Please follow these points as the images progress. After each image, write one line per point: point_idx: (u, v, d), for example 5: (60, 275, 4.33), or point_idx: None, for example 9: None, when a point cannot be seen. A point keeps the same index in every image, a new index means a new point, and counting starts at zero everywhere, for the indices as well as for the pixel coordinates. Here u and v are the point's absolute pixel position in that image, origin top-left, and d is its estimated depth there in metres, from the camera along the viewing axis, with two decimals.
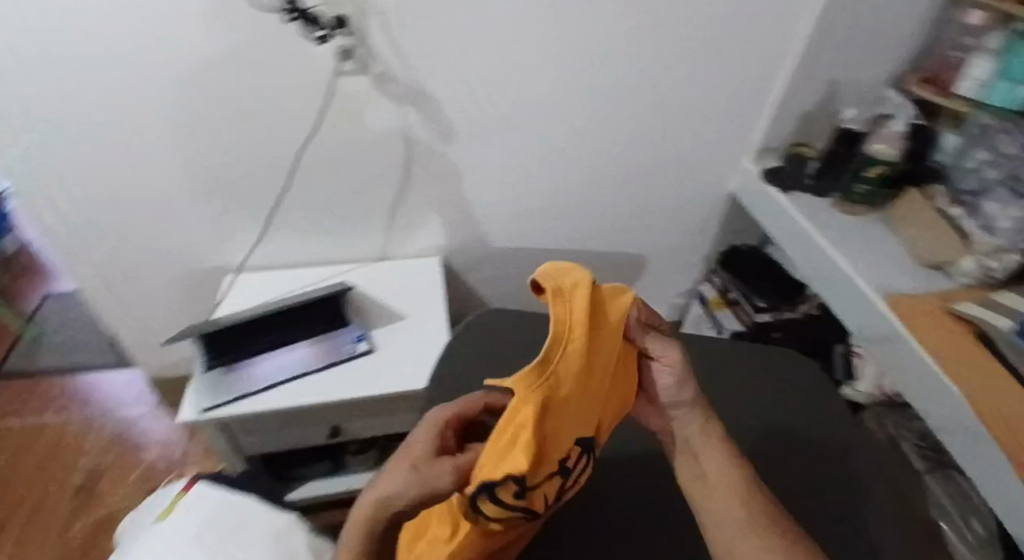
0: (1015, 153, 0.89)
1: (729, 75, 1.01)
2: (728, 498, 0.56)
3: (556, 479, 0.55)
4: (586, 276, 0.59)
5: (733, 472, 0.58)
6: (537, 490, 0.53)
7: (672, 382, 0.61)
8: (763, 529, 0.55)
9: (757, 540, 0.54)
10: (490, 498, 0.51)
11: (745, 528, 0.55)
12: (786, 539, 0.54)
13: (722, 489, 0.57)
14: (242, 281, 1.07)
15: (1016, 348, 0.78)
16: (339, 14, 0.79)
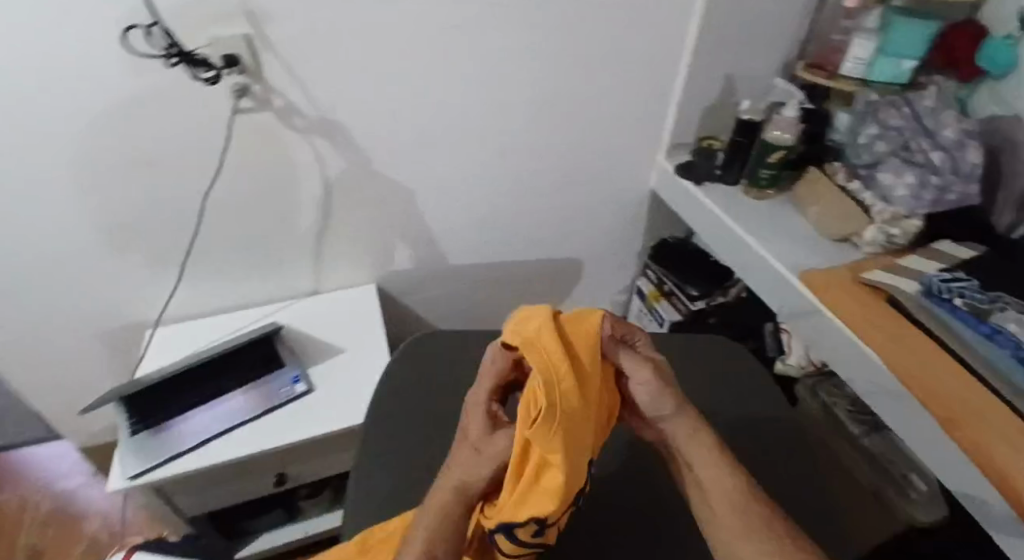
0: (900, 125, 0.94)
1: (631, 77, 1.04)
2: (725, 506, 0.57)
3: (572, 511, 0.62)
4: (547, 317, 0.61)
5: (729, 479, 0.59)
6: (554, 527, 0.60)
7: (648, 396, 0.61)
8: (764, 531, 0.56)
9: (757, 543, 0.56)
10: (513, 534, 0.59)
11: (741, 533, 0.56)
12: (786, 538, 0.56)
13: (720, 498, 0.58)
14: (166, 335, 1.04)
15: (922, 308, 0.82)
16: (231, 53, 0.77)
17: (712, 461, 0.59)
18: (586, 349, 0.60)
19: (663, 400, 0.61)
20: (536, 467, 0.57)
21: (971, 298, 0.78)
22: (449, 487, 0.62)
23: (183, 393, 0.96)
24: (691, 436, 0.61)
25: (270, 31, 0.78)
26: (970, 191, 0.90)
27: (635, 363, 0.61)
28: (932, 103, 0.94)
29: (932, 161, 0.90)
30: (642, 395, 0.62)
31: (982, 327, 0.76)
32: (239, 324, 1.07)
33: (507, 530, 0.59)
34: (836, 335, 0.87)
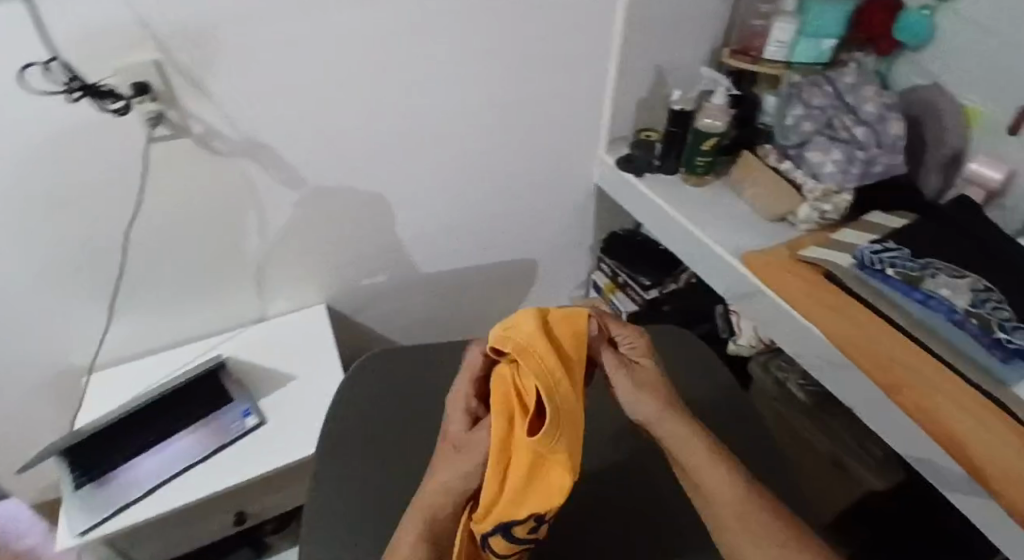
0: (822, 104, 0.96)
1: (562, 75, 1.04)
2: (730, 513, 0.58)
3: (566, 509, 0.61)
4: (536, 318, 0.60)
5: (728, 484, 0.59)
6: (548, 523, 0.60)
7: (635, 401, 0.60)
8: (767, 535, 0.58)
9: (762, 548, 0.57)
10: (512, 532, 0.58)
11: (747, 535, 0.58)
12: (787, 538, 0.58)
13: (723, 504, 0.59)
14: (106, 379, 1.00)
15: (860, 281, 0.85)
16: (140, 80, 0.73)
17: (708, 465, 0.60)
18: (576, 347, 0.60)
19: (650, 406, 0.60)
20: (532, 467, 0.56)
21: (902, 267, 0.81)
22: (437, 489, 0.61)
23: (124, 440, 0.90)
24: (683, 437, 0.60)
25: (180, 56, 0.75)
26: (895, 162, 0.92)
27: (619, 368, 0.62)
28: (852, 80, 0.97)
29: (856, 136, 0.93)
30: (628, 404, 0.61)
31: (915, 294, 0.79)
32: (182, 361, 1.03)
33: (503, 530, 0.58)
34: (781, 313, 0.89)
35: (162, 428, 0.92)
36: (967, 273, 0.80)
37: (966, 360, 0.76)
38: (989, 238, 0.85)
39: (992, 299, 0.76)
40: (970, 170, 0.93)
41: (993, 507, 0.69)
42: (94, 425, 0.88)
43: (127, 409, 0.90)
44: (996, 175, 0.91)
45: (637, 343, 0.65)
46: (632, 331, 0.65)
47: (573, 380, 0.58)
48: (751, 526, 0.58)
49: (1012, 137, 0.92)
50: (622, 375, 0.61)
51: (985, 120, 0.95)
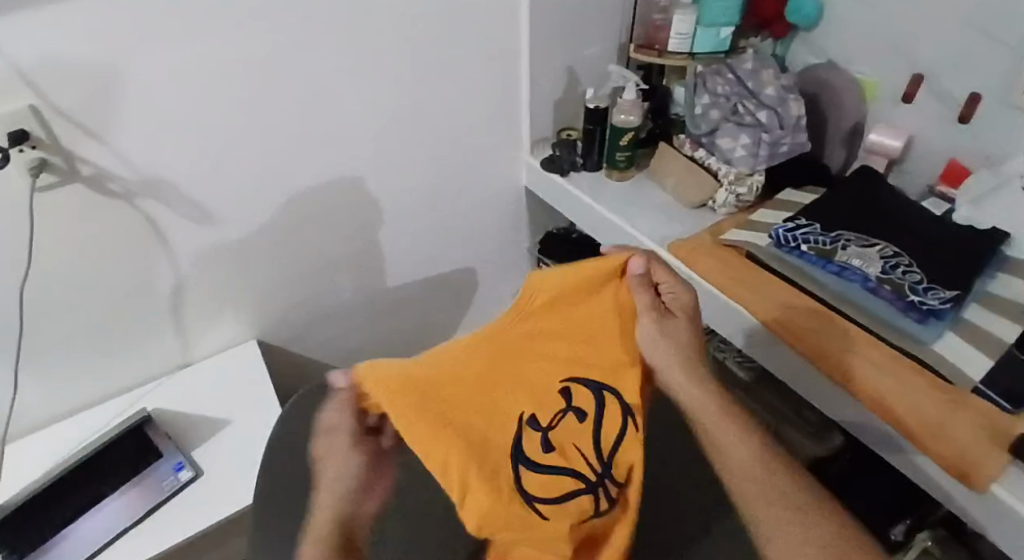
0: (725, 92, 0.98)
1: (475, 82, 1.04)
2: (755, 474, 0.61)
3: (596, 433, 0.59)
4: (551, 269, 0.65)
5: (752, 447, 0.62)
6: (567, 442, 0.58)
7: (659, 350, 0.64)
8: (789, 495, 0.60)
9: (781, 510, 0.59)
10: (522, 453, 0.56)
11: (769, 493, 0.60)
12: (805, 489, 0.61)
13: (746, 467, 0.61)
14: (21, 448, 0.93)
15: (779, 259, 0.87)
16: (16, 129, 0.68)
17: (727, 424, 0.64)
18: (592, 273, 0.62)
19: (674, 353, 0.64)
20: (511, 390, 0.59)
21: (815, 242, 0.84)
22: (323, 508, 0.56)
23: (47, 514, 0.83)
24: (694, 388, 0.65)
25: (60, 98, 0.70)
26: (799, 140, 0.96)
27: (649, 313, 0.64)
28: (751, 65, 0.99)
29: (760, 120, 0.95)
30: (654, 357, 0.64)
31: (829, 266, 0.83)
32: (106, 419, 0.97)
33: (516, 460, 0.56)
34: (713, 297, 0.90)
35: (89, 493, 0.86)
36: (876, 241, 0.84)
37: (889, 329, 0.78)
38: (894, 210, 0.89)
39: (901, 263, 0.81)
40: (872, 140, 0.98)
41: (925, 462, 0.73)
42: (14, 502, 0.81)
43: (51, 478, 0.85)
44: (897, 143, 0.96)
45: (679, 295, 0.66)
46: (672, 278, 0.66)
47: (570, 305, 0.63)
48: (747, 475, 0.61)
49: (907, 106, 0.96)
50: (655, 327, 0.64)
51: (879, 91, 0.99)
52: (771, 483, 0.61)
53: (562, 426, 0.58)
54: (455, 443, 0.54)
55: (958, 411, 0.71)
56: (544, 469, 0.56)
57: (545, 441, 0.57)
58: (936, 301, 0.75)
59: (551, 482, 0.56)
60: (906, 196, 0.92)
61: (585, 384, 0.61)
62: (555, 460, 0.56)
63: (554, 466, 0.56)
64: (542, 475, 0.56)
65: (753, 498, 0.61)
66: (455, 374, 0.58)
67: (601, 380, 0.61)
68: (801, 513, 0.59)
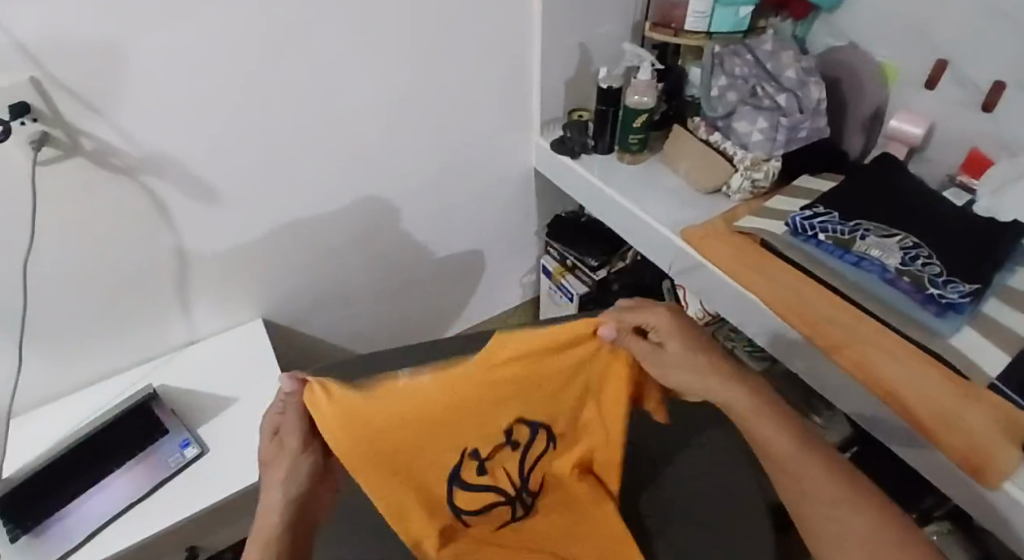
0: (743, 74, 0.96)
1: (485, 60, 1.01)
2: (817, 481, 0.58)
3: (523, 458, 0.68)
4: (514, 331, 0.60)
5: (805, 453, 0.59)
6: (498, 466, 0.67)
7: (670, 371, 0.62)
8: (854, 502, 0.57)
9: (846, 517, 0.57)
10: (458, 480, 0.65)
11: (835, 499, 0.58)
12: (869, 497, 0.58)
13: (805, 473, 0.59)
14: (28, 422, 0.93)
15: (795, 247, 0.86)
16: (17, 101, 0.67)
17: (774, 431, 0.60)
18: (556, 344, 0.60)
19: (689, 374, 0.62)
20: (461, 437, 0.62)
21: (833, 231, 0.83)
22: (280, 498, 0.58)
23: (51, 490, 0.84)
24: (721, 393, 0.62)
25: (60, 70, 0.68)
26: (818, 125, 0.94)
27: (649, 362, 0.62)
28: (771, 46, 0.97)
29: (778, 103, 0.93)
30: (670, 375, 0.62)
31: (847, 256, 0.81)
32: (113, 395, 0.97)
33: (453, 483, 0.65)
34: (724, 285, 0.89)
35: (95, 470, 0.86)
36: (896, 232, 0.82)
37: (908, 321, 0.77)
38: (916, 200, 0.86)
39: (921, 255, 0.79)
40: (892, 127, 0.95)
41: (935, 455, 0.72)
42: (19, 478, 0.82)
43: (55, 455, 0.85)
44: (917, 130, 0.93)
45: (670, 325, 0.62)
46: (661, 319, 0.62)
47: (532, 368, 0.61)
48: (795, 467, 0.59)
49: (928, 93, 0.93)
50: (653, 362, 0.62)
51: (900, 76, 0.96)
52: (821, 476, 0.59)
53: (499, 457, 0.66)
54: (395, 480, 0.62)
55: (975, 406, 0.69)
56: (473, 488, 0.66)
57: (479, 468, 0.66)
58: (955, 295, 0.74)
59: (479, 497, 0.67)
60: (926, 185, 0.90)
61: (528, 424, 0.65)
62: (483, 481, 0.67)
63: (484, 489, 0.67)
64: (471, 491, 0.67)
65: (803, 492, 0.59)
66: (405, 434, 0.60)
67: (542, 420, 0.66)
68: (846, 504, 0.57)
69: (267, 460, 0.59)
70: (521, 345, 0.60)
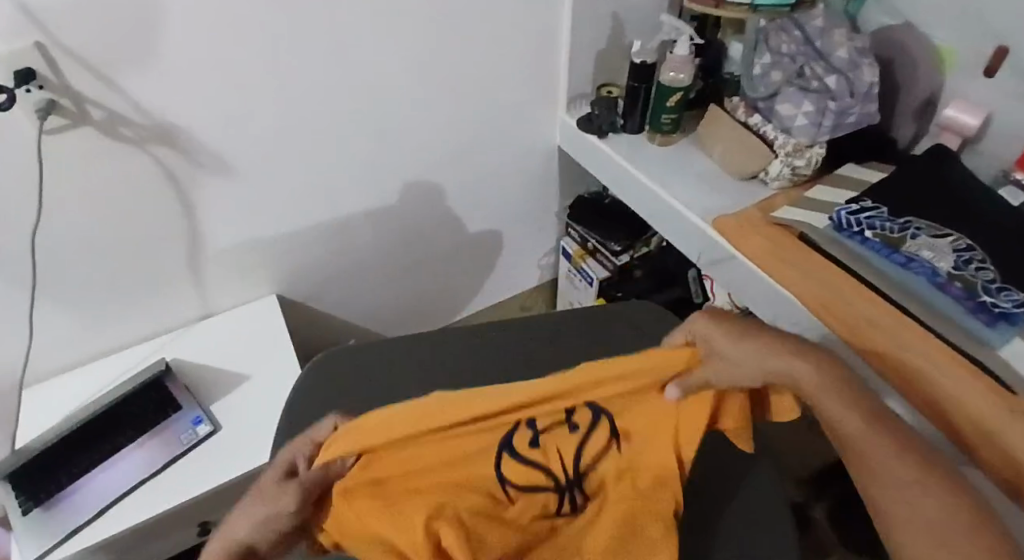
0: (791, 52, 0.90)
1: (513, 30, 0.96)
2: (892, 465, 0.51)
3: (581, 445, 0.54)
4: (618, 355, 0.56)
5: (883, 436, 0.53)
6: (552, 446, 0.53)
7: (731, 360, 0.55)
8: (931, 484, 0.50)
9: (924, 499, 0.49)
10: (509, 452, 0.52)
11: (913, 485, 0.50)
12: (945, 482, 0.50)
13: (881, 458, 0.52)
14: (41, 392, 0.93)
15: (838, 244, 0.81)
16: (23, 67, 0.63)
17: (850, 410, 0.54)
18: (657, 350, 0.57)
19: (752, 349, 0.56)
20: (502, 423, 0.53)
21: (881, 228, 0.78)
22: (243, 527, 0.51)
23: (62, 463, 0.83)
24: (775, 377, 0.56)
25: (65, 34, 0.64)
26: (868, 110, 0.88)
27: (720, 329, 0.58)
28: (822, 22, 0.90)
29: (827, 86, 0.87)
30: (725, 354, 0.55)
31: (894, 256, 0.77)
32: (125, 367, 0.96)
33: (501, 451, 0.52)
34: (757, 280, 0.84)
35: (106, 444, 0.85)
36: (949, 231, 0.77)
37: (952, 329, 0.72)
38: (969, 197, 0.81)
39: (974, 259, 0.74)
40: (947, 116, 0.88)
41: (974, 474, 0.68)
42: (29, 453, 0.82)
43: (66, 428, 0.84)
44: (974, 121, 0.86)
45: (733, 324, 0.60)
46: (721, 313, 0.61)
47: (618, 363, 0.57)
48: (860, 444, 0.53)
49: (987, 80, 0.86)
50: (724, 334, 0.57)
51: (958, 61, 0.89)
52: (877, 447, 0.52)
53: (551, 433, 0.54)
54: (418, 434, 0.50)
55: (1017, 421, 0.65)
56: (524, 458, 0.52)
57: (531, 439, 0.53)
58: (1008, 304, 0.70)
59: (528, 476, 0.52)
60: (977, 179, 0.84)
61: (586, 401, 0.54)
62: (536, 462, 0.52)
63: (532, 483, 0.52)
64: (519, 466, 0.52)
65: (867, 467, 0.52)
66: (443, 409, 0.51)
67: (605, 401, 0.54)
68: (922, 487, 0.50)
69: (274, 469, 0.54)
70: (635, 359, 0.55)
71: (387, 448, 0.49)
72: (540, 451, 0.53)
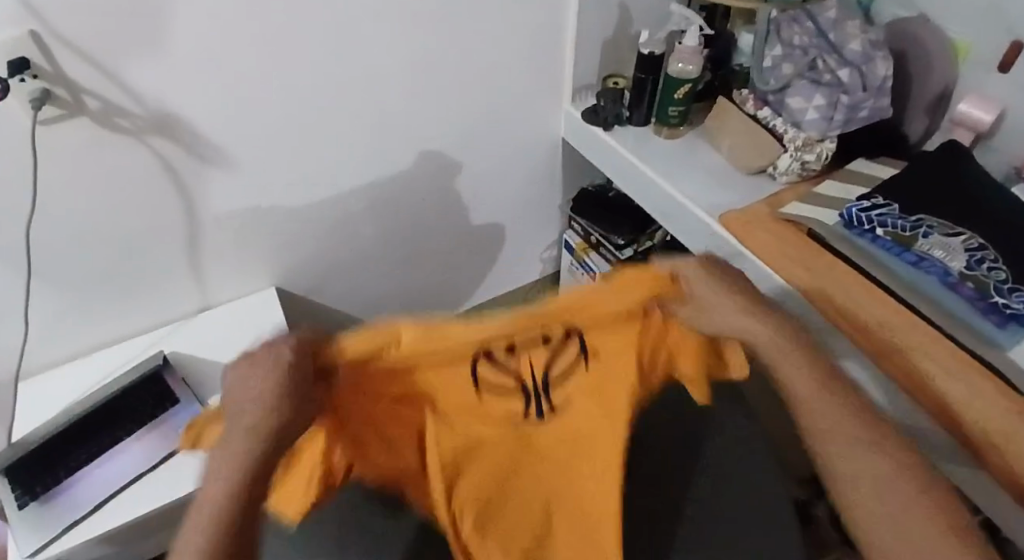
0: (803, 44, 0.88)
1: (520, 20, 0.94)
2: (848, 430, 0.53)
3: (548, 366, 0.59)
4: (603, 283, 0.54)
5: (843, 405, 0.54)
6: (520, 361, 0.58)
7: (719, 323, 0.55)
8: (884, 455, 0.52)
9: (871, 466, 0.52)
10: (481, 366, 0.56)
11: (862, 453, 0.52)
12: (896, 452, 0.52)
13: (838, 424, 0.53)
14: (37, 383, 0.91)
15: (847, 241, 0.80)
16: (17, 56, 0.61)
17: (812, 378, 0.55)
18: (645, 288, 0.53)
19: (736, 322, 0.54)
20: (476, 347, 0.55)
21: (892, 226, 0.77)
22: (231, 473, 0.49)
23: (60, 458, 0.82)
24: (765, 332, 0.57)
25: (61, 22, 0.63)
26: (880, 105, 0.86)
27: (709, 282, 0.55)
28: (835, 14, 0.89)
29: (840, 79, 0.86)
30: (722, 323, 0.54)
31: (905, 255, 0.75)
32: (123, 359, 0.95)
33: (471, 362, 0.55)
34: (764, 277, 0.83)
35: (105, 438, 0.85)
36: (961, 230, 0.76)
37: (963, 330, 0.71)
38: (980, 194, 0.79)
39: (986, 258, 0.73)
40: (959, 112, 0.87)
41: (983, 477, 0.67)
42: (23, 450, 0.81)
43: (64, 421, 0.84)
44: (986, 116, 0.85)
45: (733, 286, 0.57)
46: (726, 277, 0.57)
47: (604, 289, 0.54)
48: (817, 410, 0.54)
49: (1001, 75, 0.85)
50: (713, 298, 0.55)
51: (972, 55, 0.87)
52: (844, 416, 0.53)
53: (523, 350, 0.57)
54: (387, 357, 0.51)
55: None
56: (490, 374, 0.57)
57: (506, 350, 0.56)
58: (1021, 306, 0.69)
59: (495, 388, 0.58)
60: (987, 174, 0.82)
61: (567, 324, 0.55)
62: (503, 376, 0.58)
63: (502, 395, 0.59)
64: (485, 377, 0.57)
65: (819, 428, 0.54)
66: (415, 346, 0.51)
67: (582, 325, 0.55)
68: (874, 455, 0.52)
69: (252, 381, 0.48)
70: (615, 290, 0.54)
71: (356, 380, 0.52)
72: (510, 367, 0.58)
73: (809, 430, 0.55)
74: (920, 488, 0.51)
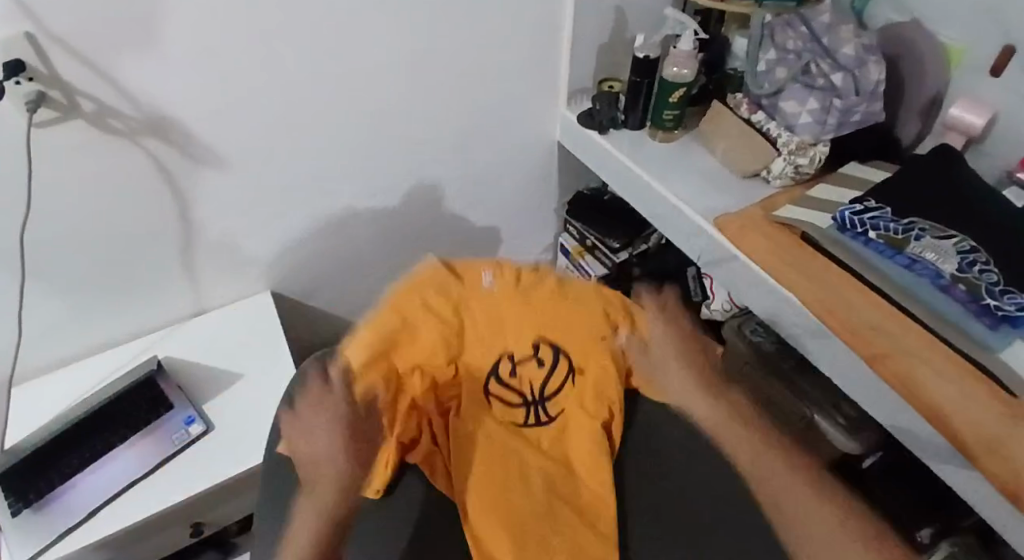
0: (796, 48, 0.89)
1: (515, 23, 0.94)
2: (824, 526, 0.67)
3: (548, 379, 0.78)
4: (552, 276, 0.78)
5: (799, 479, 0.72)
6: (526, 377, 0.78)
7: (666, 384, 0.82)
8: (854, 536, 0.65)
9: (845, 543, 0.65)
10: (495, 377, 0.77)
11: (833, 527, 0.66)
12: (855, 521, 0.67)
13: (816, 521, 0.68)
14: (29, 388, 0.91)
15: (839, 242, 0.80)
16: (11, 58, 0.61)
17: (785, 465, 0.73)
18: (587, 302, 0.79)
19: (675, 379, 0.82)
20: (492, 339, 0.77)
21: (884, 229, 0.77)
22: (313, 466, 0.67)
23: (53, 463, 0.82)
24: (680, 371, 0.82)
25: (55, 23, 0.62)
26: (873, 109, 0.87)
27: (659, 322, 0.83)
28: (829, 18, 0.89)
29: (833, 83, 0.86)
30: (670, 388, 0.83)
31: (897, 257, 0.76)
32: (116, 363, 0.95)
33: (490, 374, 0.77)
34: (759, 280, 0.84)
35: (97, 442, 0.84)
36: (952, 233, 0.76)
37: (954, 331, 0.72)
38: (972, 197, 0.80)
39: (978, 261, 0.73)
40: (951, 115, 0.87)
41: (977, 479, 0.67)
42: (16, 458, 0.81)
43: (57, 428, 0.83)
44: (978, 120, 0.86)
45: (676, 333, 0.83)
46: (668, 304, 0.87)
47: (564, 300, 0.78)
48: (762, 470, 0.75)
49: (993, 79, 0.85)
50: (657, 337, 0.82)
51: (965, 59, 0.88)
52: (802, 491, 0.71)
53: (526, 365, 0.77)
54: (421, 345, 0.74)
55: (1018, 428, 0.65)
56: (505, 381, 0.77)
57: (512, 368, 0.77)
58: (1011, 308, 0.69)
59: (507, 395, 0.78)
60: (974, 173, 0.84)
61: (549, 343, 0.78)
62: (511, 385, 0.77)
63: (507, 400, 0.78)
64: (499, 386, 0.77)
65: (791, 515, 0.70)
66: (438, 344, 0.75)
67: (561, 344, 0.78)
68: (843, 530, 0.66)
69: (320, 400, 0.70)
70: (553, 292, 0.78)
71: (403, 376, 0.75)
72: (515, 380, 0.77)
73: (785, 529, 0.70)
74: (812, 485, 0.71)
